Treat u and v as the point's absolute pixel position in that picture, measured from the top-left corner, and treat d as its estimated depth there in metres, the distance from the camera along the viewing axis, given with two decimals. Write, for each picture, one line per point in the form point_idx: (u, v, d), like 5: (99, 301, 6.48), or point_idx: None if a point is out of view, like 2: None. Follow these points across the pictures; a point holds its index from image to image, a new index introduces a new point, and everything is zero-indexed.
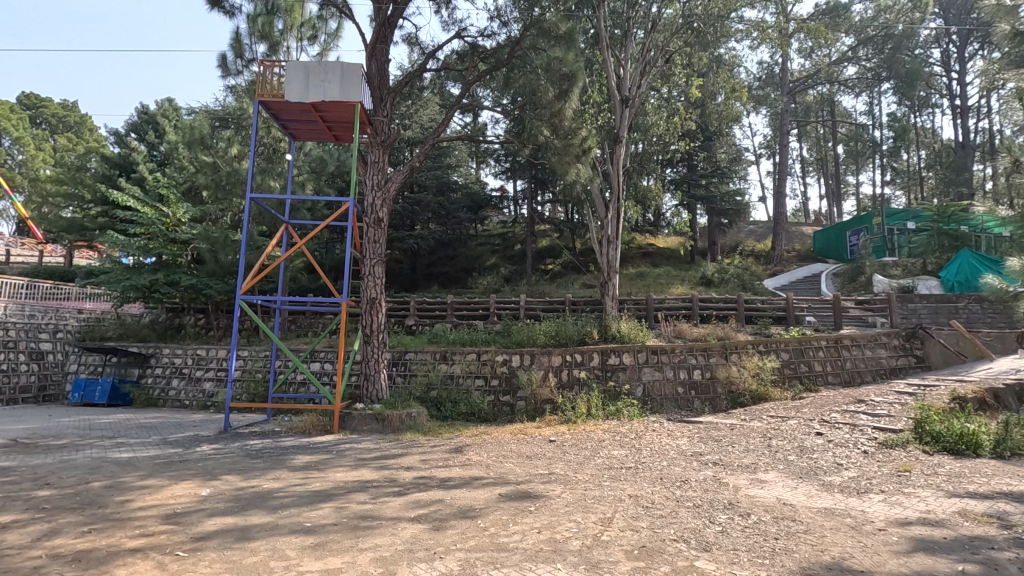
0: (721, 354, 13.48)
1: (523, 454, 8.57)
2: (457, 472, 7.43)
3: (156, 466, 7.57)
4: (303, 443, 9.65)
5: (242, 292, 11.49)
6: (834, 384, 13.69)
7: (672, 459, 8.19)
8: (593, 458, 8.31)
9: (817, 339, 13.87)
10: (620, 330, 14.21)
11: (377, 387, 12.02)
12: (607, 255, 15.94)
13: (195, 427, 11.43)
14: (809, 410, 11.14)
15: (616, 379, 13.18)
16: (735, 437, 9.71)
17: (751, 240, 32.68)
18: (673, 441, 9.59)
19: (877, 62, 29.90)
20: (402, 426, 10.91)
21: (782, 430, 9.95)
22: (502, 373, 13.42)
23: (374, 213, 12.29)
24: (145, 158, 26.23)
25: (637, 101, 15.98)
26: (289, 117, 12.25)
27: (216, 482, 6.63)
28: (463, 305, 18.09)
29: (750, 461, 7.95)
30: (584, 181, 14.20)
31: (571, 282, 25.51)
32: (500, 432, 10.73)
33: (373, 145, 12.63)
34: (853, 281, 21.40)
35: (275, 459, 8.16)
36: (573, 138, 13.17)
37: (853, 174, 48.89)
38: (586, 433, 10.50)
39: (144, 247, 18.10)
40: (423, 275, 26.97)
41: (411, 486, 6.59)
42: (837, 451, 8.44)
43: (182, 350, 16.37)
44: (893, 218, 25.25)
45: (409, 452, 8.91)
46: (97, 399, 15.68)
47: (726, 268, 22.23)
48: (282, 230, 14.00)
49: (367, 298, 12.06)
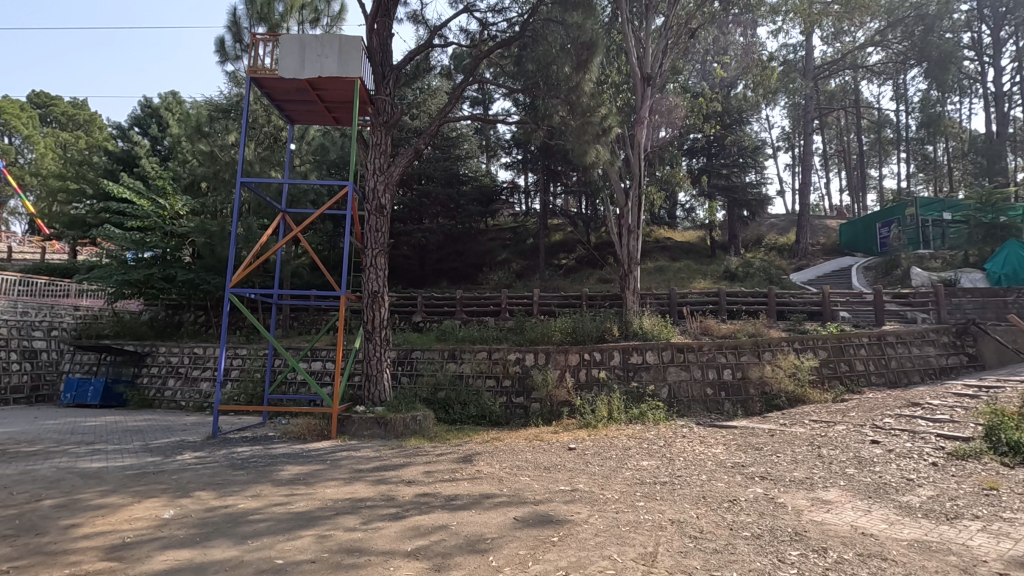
0: (753, 352, 12.38)
1: (540, 465, 7.58)
2: (466, 486, 6.46)
3: (124, 479, 6.68)
4: (296, 450, 8.72)
5: (233, 284, 10.53)
6: (878, 385, 12.51)
7: (712, 472, 7.16)
8: (620, 470, 7.28)
9: (858, 336, 12.74)
10: (643, 326, 13.09)
11: (380, 388, 11.06)
12: (627, 246, 14.84)
13: (184, 431, 10.59)
14: (857, 414, 10.01)
15: (639, 379, 12.20)
16: (778, 445, 8.62)
17: (773, 233, 31.40)
18: (708, 450, 8.53)
19: (905, 46, 28.61)
20: (406, 431, 9.99)
21: (830, 437, 8.86)
22: (515, 372, 12.50)
23: (376, 199, 11.35)
24: (146, 152, 25.63)
25: (661, 81, 14.83)
26: (285, 96, 11.35)
27: (185, 501, 5.71)
28: (473, 301, 17.15)
29: (803, 475, 6.90)
30: (604, 164, 13.11)
31: (585, 278, 24.42)
32: (513, 437, 9.79)
33: (374, 126, 11.65)
34: (888, 275, 20.10)
35: (261, 470, 7.24)
36: (591, 117, 12.14)
37: (877, 167, 47.33)
38: (609, 439, 9.47)
39: (141, 240, 17.37)
40: (432, 270, 25.66)
41: (410, 507, 5.61)
42: (902, 463, 7.36)
43: (178, 348, 15.60)
44: (928, 208, 23.88)
45: (413, 461, 7.96)
46: (90, 400, 14.97)
47: (751, 263, 21.12)
48: (279, 219, 13.02)
49: (369, 291, 11.09)
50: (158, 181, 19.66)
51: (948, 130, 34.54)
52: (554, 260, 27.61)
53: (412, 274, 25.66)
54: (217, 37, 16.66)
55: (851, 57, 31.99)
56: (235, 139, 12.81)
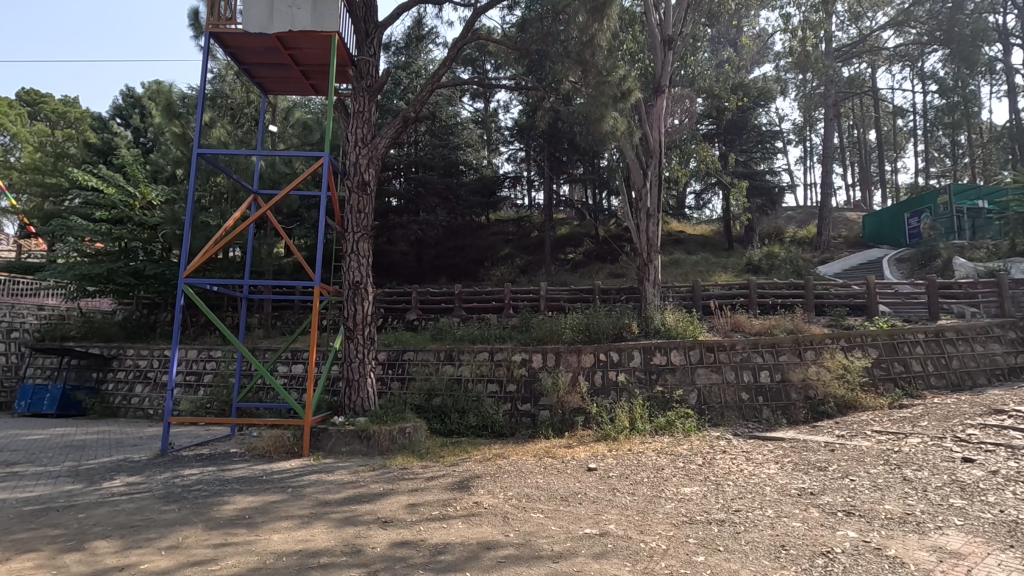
0: (794, 351, 10.77)
1: (556, 494, 5.99)
2: (461, 530, 4.85)
3: (14, 518, 5.13)
4: (256, 473, 7.15)
5: (188, 274, 8.88)
6: (939, 388, 10.85)
7: (781, 504, 5.58)
8: (659, 502, 5.65)
9: (912, 332, 11.16)
10: (666, 322, 11.56)
11: (363, 395, 9.47)
12: (646, 232, 13.19)
13: (134, 446, 9.05)
14: (931, 424, 8.42)
15: (664, 384, 10.60)
16: (846, 464, 7.02)
17: (792, 225, 29.73)
18: (760, 471, 6.95)
19: (927, 27, 26.89)
20: (393, 447, 8.46)
21: (907, 453, 7.28)
22: (520, 376, 10.93)
23: (358, 174, 9.78)
24: (126, 142, 24.12)
25: (682, 44, 13.15)
26: (253, 58, 9.79)
27: (69, 559, 4.14)
28: (474, 296, 15.60)
29: (900, 510, 5.28)
30: (620, 134, 11.47)
31: (595, 273, 22.75)
32: (520, 454, 8.22)
33: (356, 92, 10.05)
34: (926, 266, 18.44)
35: (199, 504, 5.65)
36: (609, 78, 10.54)
37: (893, 160, 45.56)
38: (635, 456, 7.89)
39: (109, 232, 15.89)
40: (430, 266, 24.12)
41: (380, 568, 4.01)
42: (1020, 489, 5.77)
43: (147, 351, 14.11)
44: (961, 195, 22.43)
45: (395, 488, 6.37)
46: (46, 409, 13.37)
47: (775, 255, 19.47)
48: (251, 199, 11.29)
49: (350, 281, 9.53)
50: (131, 170, 18.18)
51: (974, 117, 32.86)
52: (560, 254, 25.92)
53: (409, 270, 24.02)
54: (192, 8, 15.12)
55: (870, 40, 30.37)
56: (196, 111, 11.12)
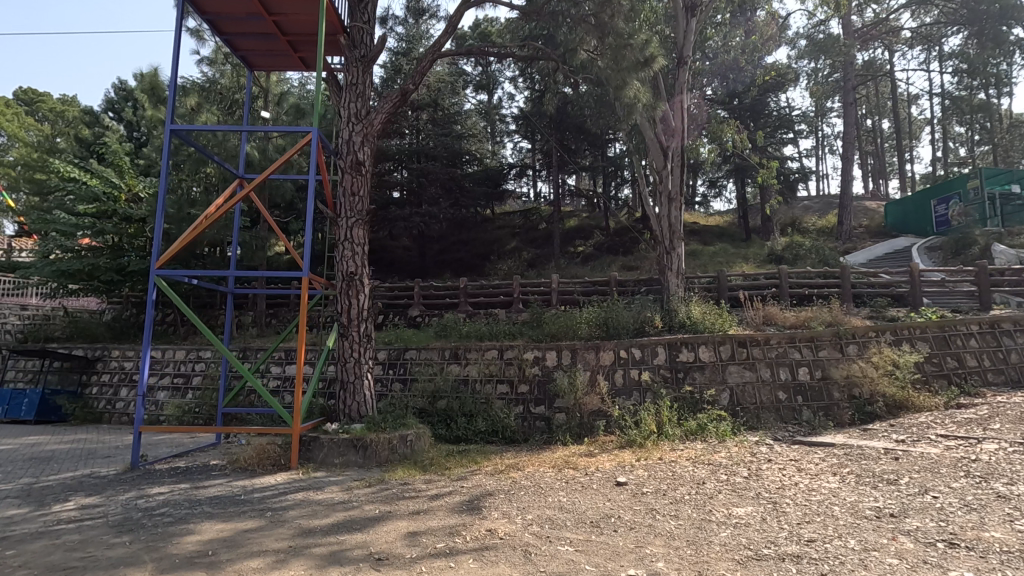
0: (834, 346, 9.77)
1: (586, 518, 5.00)
2: (471, 573, 3.85)
3: None
4: (235, 491, 6.20)
5: (161, 266, 7.84)
6: (998, 385, 9.77)
7: (860, 531, 4.58)
8: (711, 529, 4.66)
9: (965, 324, 10.08)
10: (692, 316, 10.66)
11: (359, 399, 8.52)
12: (667, 219, 12.16)
13: (105, 459, 8.10)
14: (1006, 429, 7.34)
15: (692, 383, 9.62)
16: (918, 476, 6.04)
17: (810, 215, 28.58)
18: (819, 485, 5.95)
19: (951, 6, 25.48)
20: (394, 457, 7.53)
21: (987, 462, 6.27)
22: (533, 376, 9.98)
23: (351, 153, 8.79)
24: (116, 134, 23.22)
25: (708, 9, 12.01)
26: (233, 25, 8.78)
27: None
28: (480, 291, 14.63)
29: (1016, 540, 4.26)
30: (643, 105, 10.36)
31: (606, 265, 21.70)
32: (536, 465, 7.25)
33: (348, 63, 9.05)
34: (959, 254, 17.36)
35: (156, 535, 4.70)
36: (630, 42, 9.45)
37: (908, 147, 44.18)
38: (669, 466, 6.90)
39: (92, 226, 15.02)
40: (434, 261, 23.24)
41: None
42: None
43: (134, 351, 13.26)
44: (992, 179, 21.25)
45: (394, 511, 5.39)
46: (23, 416, 12.45)
47: (799, 243, 18.38)
48: (235, 185, 10.10)
49: (343, 273, 8.57)
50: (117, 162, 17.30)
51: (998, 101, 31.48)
52: (569, 246, 24.86)
53: (413, 265, 23.09)
54: None
55: (889, 20, 29.10)
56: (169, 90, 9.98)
